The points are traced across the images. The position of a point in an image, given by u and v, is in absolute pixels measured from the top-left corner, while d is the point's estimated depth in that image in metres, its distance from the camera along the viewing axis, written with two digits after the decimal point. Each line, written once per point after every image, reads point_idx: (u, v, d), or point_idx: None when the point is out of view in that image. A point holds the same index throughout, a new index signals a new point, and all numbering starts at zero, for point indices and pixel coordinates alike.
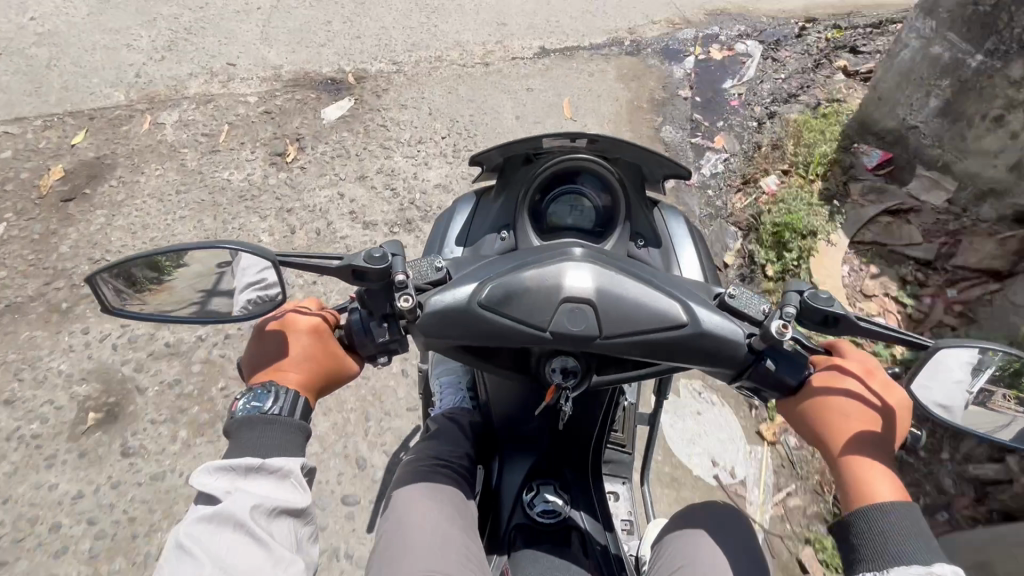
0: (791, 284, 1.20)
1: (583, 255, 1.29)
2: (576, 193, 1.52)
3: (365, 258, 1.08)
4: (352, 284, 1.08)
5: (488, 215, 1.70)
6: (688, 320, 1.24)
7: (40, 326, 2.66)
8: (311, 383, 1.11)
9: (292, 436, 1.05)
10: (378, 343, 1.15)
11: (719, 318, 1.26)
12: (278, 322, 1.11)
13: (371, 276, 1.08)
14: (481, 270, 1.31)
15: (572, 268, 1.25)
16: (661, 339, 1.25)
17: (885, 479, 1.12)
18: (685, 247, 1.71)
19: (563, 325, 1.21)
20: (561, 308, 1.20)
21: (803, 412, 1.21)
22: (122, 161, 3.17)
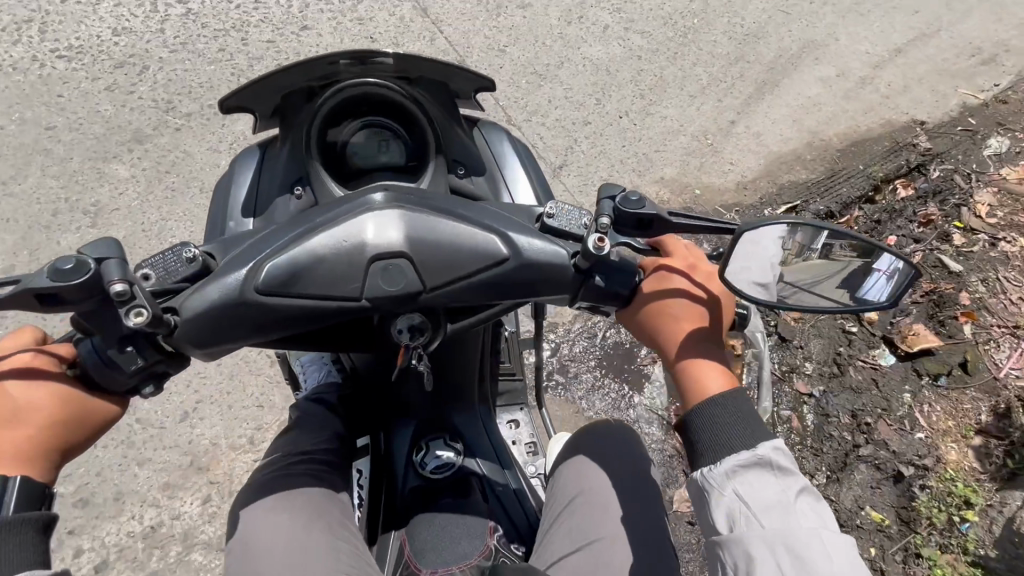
0: (604, 188, 1.07)
1: (387, 201, 1.14)
2: (371, 127, 1.35)
3: (51, 276, 0.81)
4: (46, 313, 0.82)
5: (277, 172, 1.47)
6: (508, 252, 1.11)
7: None
8: (37, 446, 0.89)
9: (4, 548, 0.81)
10: (131, 373, 0.94)
11: (539, 242, 1.13)
12: None
13: (70, 297, 0.82)
14: (261, 243, 1.09)
15: (373, 219, 1.10)
16: (486, 279, 1.12)
17: (716, 372, 1.09)
18: (510, 167, 1.64)
19: (377, 287, 1.07)
20: (372, 269, 1.06)
21: (639, 320, 1.14)
22: None
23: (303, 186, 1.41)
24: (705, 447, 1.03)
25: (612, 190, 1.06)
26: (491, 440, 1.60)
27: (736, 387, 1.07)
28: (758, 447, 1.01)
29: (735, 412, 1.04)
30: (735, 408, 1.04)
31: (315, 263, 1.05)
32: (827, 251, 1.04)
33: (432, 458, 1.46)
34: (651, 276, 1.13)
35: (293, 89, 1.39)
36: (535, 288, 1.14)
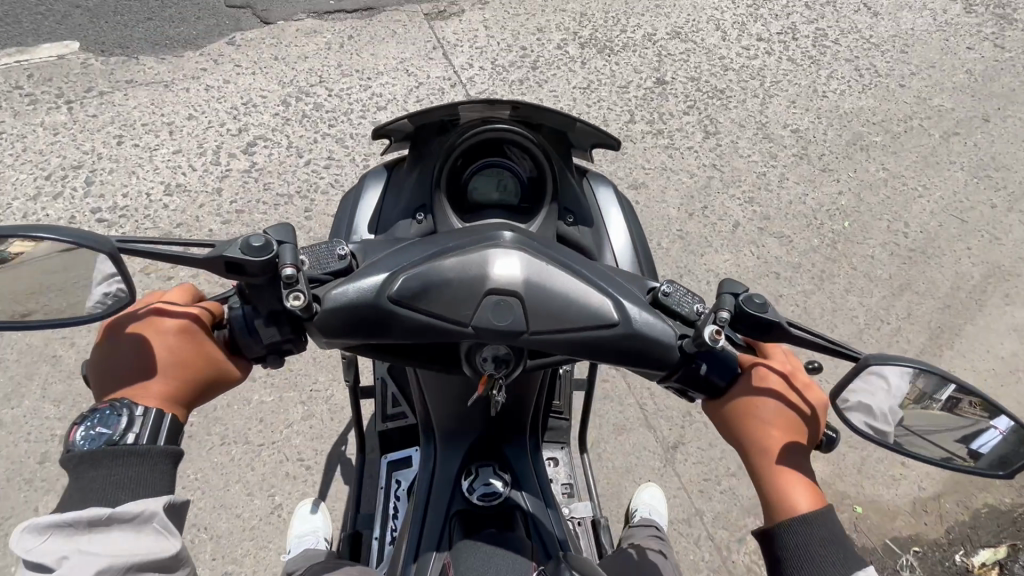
0: (726, 283, 1.11)
1: (513, 240, 1.16)
2: (497, 167, 1.41)
3: (241, 248, 0.93)
4: (226, 278, 0.94)
5: (402, 196, 1.58)
6: (619, 319, 1.13)
7: None
8: (179, 391, 0.98)
9: (153, 464, 0.90)
10: (266, 344, 1.03)
11: (649, 316, 1.16)
12: (139, 324, 0.98)
13: (250, 269, 0.93)
14: (392, 257, 1.16)
15: (500, 254, 1.12)
16: (592, 340, 1.13)
17: (802, 487, 1.09)
18: (613, 220, 1.72)
19: (487, 320, 1.08)
20: (485, 301, 1.08)
21: (728, 416, 1.16)
22: None
23: (425, 214, 1.50)
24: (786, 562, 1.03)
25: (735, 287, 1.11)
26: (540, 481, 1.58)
27: (824, 506, 1.07)
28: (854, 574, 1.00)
29: (821, 533, 1.03)
30: (821, 528, 1.03)
31: (441, 283, 1.10)
32: (951, 405, 1.03)
33: (482, 485, 1.48)
34: (749, 374, 1.16)
35: (430, 120, 1.48)
36: (633, 354, 1.15)
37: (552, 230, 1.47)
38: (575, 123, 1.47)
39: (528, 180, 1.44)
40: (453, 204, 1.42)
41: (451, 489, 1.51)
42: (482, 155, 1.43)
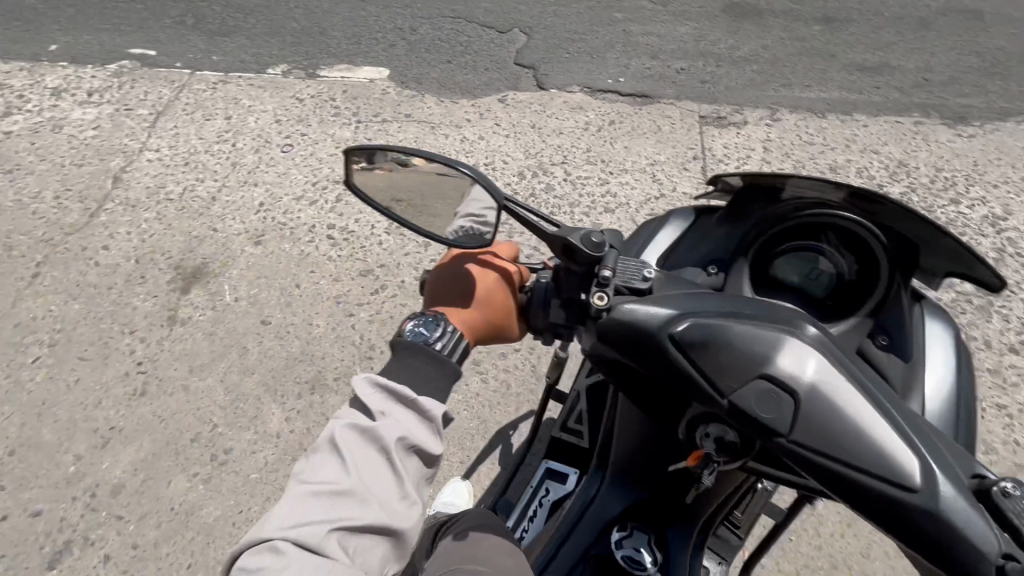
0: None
1: (816, 339, 1.04)
2: (827, 256, 1.28)
3: (583, 238, 1.07)
4: (558, 256, 1.08)
5: (697, 241, 1.49)
6: (918, 487, 0.90)
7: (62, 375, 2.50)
8: (478, 329, 1.13)
9: (445, 377, 1.06)
10: (548, 322, 1.16)
11: (965, 505, 0.89)
12: (474, 263, 1.16)
13: (579, 257, 1.07)
14: (684, 295, 1.14)
15: (794, 345, 1.02)
16: (866, 487, 0.93)
17: None
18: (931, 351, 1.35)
19: (749, 403, 0.99)
20: (754, 384, 0.99)
21: None
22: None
23: (719, 268, 1.40)
24: None
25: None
26: None
27: None
28: None
29: None
30: None
31: (723, 344, 1.03)
32: None
33: (631, 548, 1.33)
34: None
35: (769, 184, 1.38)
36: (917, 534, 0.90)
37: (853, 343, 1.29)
38: (938, 246, 1.27)
39: (850, 283, 1.29)
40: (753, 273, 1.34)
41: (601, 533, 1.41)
42: (817, 238, 1.30)
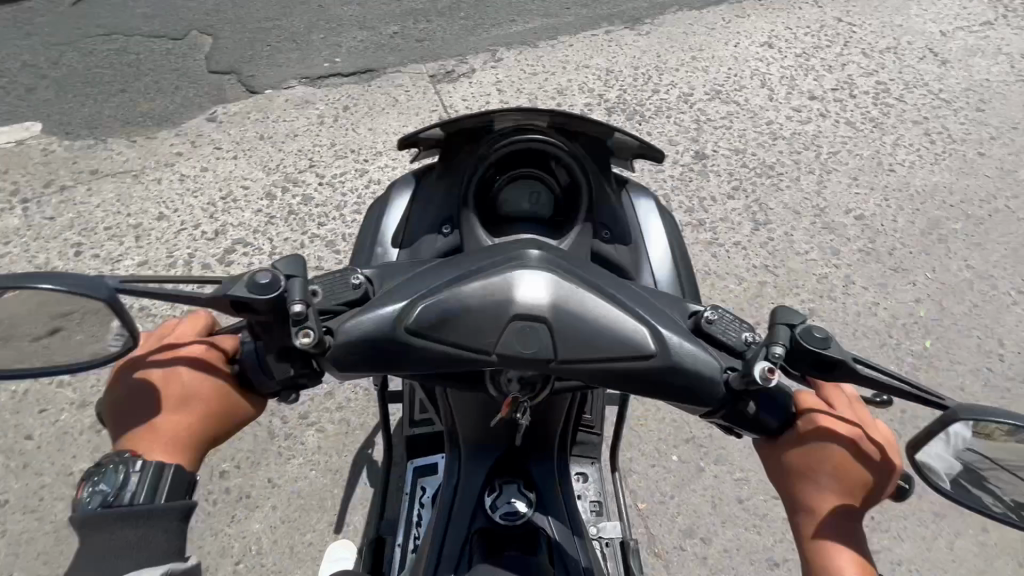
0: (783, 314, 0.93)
1: (541, 258, 0.83)
2: (534, 173, 1.13)
3: (246, 286, 0.83)
4: (231, 316, 0.85)
5: (427, 207, 1.31)
6: (656, 350, 0.82)
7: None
8: (189, 445, 0.87)
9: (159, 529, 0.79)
10: (280, 382, 0.92)
11: (691, 346, 0.86)
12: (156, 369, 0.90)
13: (257, 307, 0.83)
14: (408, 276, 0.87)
15: (524, 272, 0.80)
16: (626, 373, 0.81)
17: (851, 562, 0.88)
18: (653, 223, 1.49)
19: (509, 347, 0.77)
20: (508, 327, 0.77)
21: (781, 462, 0.94)
22: None
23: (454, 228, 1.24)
24: None
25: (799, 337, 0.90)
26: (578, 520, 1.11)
27: None
28: None
29: None
30: None
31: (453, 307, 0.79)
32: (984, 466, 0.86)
33: (506, 502, 0.99)
34: (807, 419, 0.93)
35: (459, 127, 1.21)
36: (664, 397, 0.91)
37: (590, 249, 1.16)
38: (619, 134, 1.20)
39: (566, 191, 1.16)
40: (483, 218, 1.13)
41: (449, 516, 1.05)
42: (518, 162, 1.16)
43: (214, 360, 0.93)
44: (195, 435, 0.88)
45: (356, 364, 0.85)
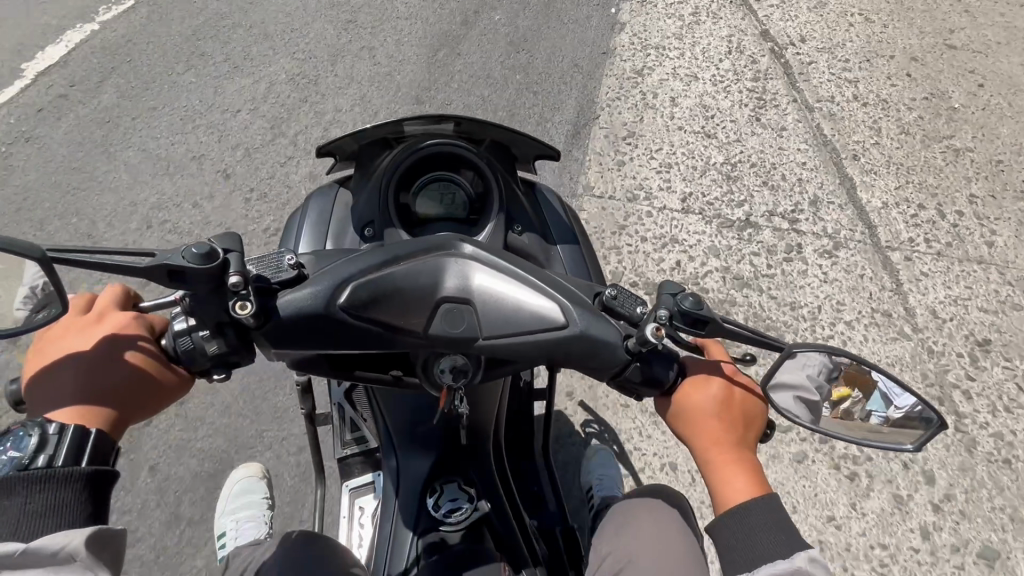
0: (445, 244, 1.32)
1: (310, 261, 1.20)
2: (362, 220, 1.64)
3: (183, 252, 0.91)
4: (170, 286, 0.91)
5: (354, 206, 1.68)
6: (336, 302, 1.11)
7: (313, 65, 3.74)
8: None
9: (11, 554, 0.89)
10: (208, 356, 1.04)
11: (381, 273, 1.19)
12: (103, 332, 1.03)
13: (191, 278, 0.92)
14: (52, 359, 1.02)
15: (193, 252, 0.91)
16: (310, 317, 1.10)
17: (741, 477, 1.16)
18: (344, 218, 1.74)
19: (179, 260, 0.90)
20: (183, 253, 0.90)
21: (675, 410, 1.23)
22: (219, 40, 3.83)
23: (371, 228, 1.63)
24: (744, 521, 1.13)
25: (461, 265, 1.29)
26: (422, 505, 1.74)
27: (765, 491, 1.15)
28: (778, 511, 1.12)
29: (768, 513, 1.12)
30: (768, 509, 1.12)
31: (84, 355, 1.01)
32: None
33: (449, 501, 1.70)
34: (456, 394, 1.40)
35: (374, 136, 1.61)
36: (337, 342, 1.14)
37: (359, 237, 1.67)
38: (412, 141, 1.59)
39: (381, 217, 1.60)
40: (399, 221, 1.58)
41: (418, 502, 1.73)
42: (369, 205, 1.63)
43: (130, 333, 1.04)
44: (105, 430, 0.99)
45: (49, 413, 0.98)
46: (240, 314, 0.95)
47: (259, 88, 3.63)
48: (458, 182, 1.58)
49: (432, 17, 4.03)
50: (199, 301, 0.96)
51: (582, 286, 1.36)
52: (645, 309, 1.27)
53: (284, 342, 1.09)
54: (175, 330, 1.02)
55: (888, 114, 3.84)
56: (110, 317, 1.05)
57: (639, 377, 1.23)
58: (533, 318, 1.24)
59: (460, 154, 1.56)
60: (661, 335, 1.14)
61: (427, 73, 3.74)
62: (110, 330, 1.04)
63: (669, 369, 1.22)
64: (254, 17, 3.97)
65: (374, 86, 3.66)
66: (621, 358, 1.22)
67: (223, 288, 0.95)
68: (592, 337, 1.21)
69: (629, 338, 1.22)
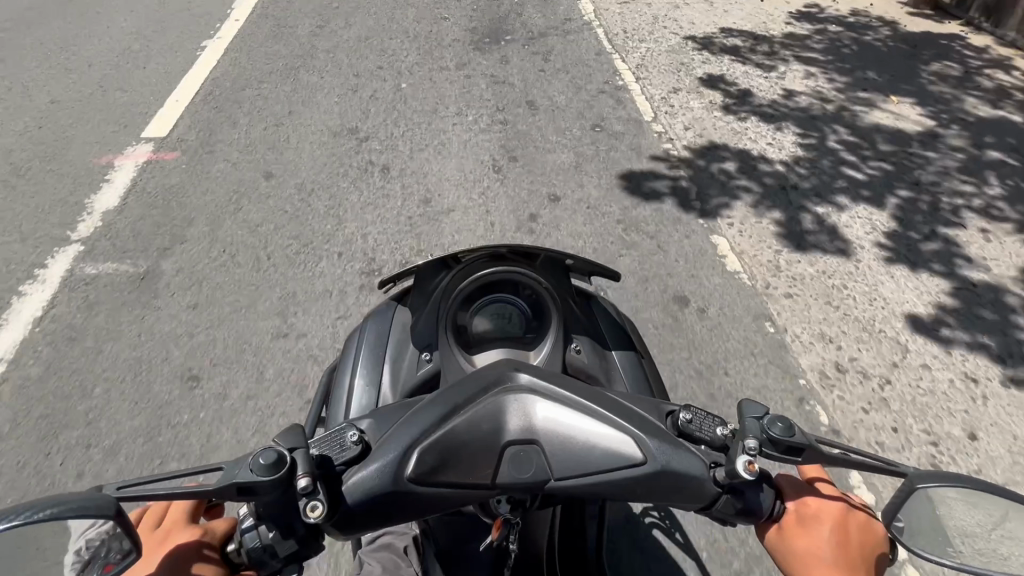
0: (502, 380, 1.27)
1: (373, 425, 1.16)
2: (423, 345, 1.59)
3: (251, 465, 0.87)
4: (239, 501, 0.87)
5: (411, 330, 1.64)
6: (400, 473, 1.06)
7: (354, 167, 4.15)
8: None
9: None
10: (282, 558, 0.97)
11: (444, 429, 1.14)
12: (178, 559, 0.92)
13: (260, 489, 0.87)
14: None
15: (264, 462, 0.88)
16: (378, 492, 1.04)
17: None
18: (403, 338, 1.66)
19: (249, 473, 0.87)
20: (255, 466, 0.87)
21: (785, 547, 1.09)
22: (274, 147, 4.30)
23: (431, 354, 1.57)
24: None
25: (522, 404, 1.23)
26: None
27: None
28: None
29: None
30: None
31: None
32: None
33: None
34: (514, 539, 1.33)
35: (429, 262, 1.63)
36: (405, 514, 1.08)
37: (419, 363, 1.59)
38: (467, 263, 1.59)
39: (441, 341, 1.55)
40: (459, 345, 1.53)
41: None
42: (428, 329, 1.58)
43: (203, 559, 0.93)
44: None
45: None
46: (311, 516, 0.90)
47: (305, 186, 3.98)
48: (515, 302, 1.57)
49: (466, 121, 4.59)
50: (272, 508, 0.91)
51: (648, 406, 1.29)
52: (726, 430, 1.18)
53: (352, 525, 1.03)
54: (246, 542, 0.94)
55: (921, 183, 4.12)
56: (174, 540, 0.94)
57: (731, 509, 1.12)
58: (605, 456, 1.17)
59: (517, 275, 1.55)
60: (754, 469, 1.04)
61: (459, 166, 4.16)
62: (185, 553, 0.93)
63: (763, 496, 1.11)
64: (311, 127, 4.51)
65: (467, 186, 3.98)
66: (709, 492, 1.12)
67: (293, 492, 0.91)
68: (675, 473, 1.12)
69: (716, 468, 1.13)
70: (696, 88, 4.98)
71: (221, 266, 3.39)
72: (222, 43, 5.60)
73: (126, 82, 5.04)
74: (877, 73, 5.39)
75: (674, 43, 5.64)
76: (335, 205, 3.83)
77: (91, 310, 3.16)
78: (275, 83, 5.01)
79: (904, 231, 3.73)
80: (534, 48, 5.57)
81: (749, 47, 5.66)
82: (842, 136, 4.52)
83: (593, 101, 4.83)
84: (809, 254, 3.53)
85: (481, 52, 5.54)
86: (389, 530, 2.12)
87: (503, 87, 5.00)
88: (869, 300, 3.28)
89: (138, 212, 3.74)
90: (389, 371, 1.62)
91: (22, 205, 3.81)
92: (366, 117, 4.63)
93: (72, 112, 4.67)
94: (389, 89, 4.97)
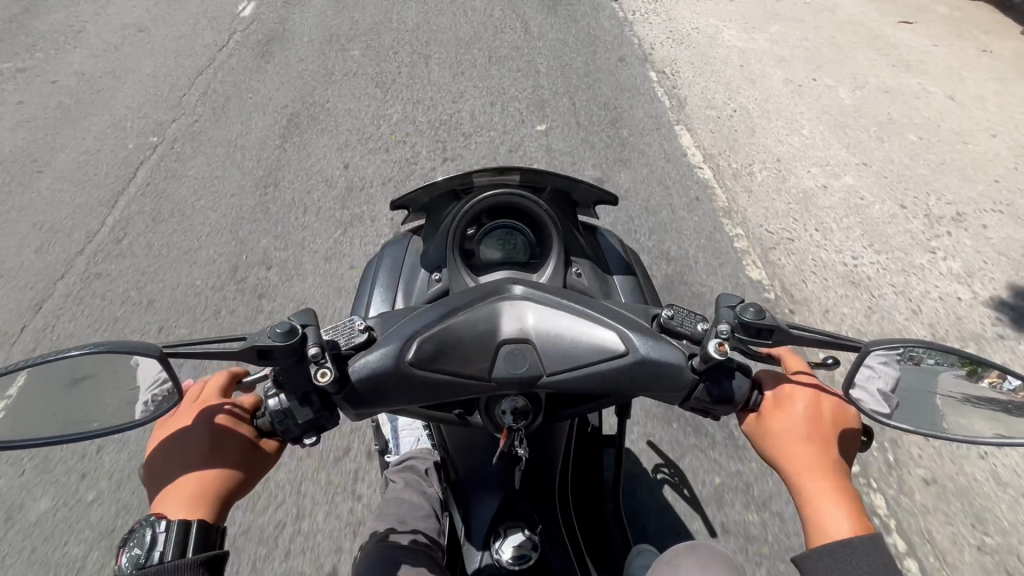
0: (500, 287, 1.36)
1: (380, 323, 1.31)
2: (434, 265, 1.72)
3: (269, 334, 1.03)
4: (261, 364, 1.02)
5: (423, 253, 1.77)
6: (401, 358, 1.20)
7: (371, 127, 4.45)
8: None
9: None
10: (301, 424, 1.11)
11: (443, 325, 1.27)
12: (214, 418, 1.09)
13: (278, 353, 1.02)
14: (166, 444, 1.06)
15: (281, 332, 1.03)
16: (382, 373, 1.18)
17: (840, 506, 1.04)
18: (417, 262, 1.81)
19: (267, 339, 1.02)
20: (272, 333, 1.02)
21: (760, 427, 1.16)
22: (297, 110, 4.62)
23: (441, 273, 1.70)
24: (851, 560, 0.99)
25: (516, 307, 1.32)
26: (487, 532, 1.88)
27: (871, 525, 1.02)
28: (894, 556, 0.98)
29: (875, 551, 0.98)
30: (874, 547, 0.99)
31: (197, 439, 1.06)
32: None
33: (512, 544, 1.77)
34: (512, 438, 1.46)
35: (440, 190, 1.75)
36: (407, 396, 1.22)
37: (431, 282, 1.73)
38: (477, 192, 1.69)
39: (450, 262, 1.67)
40: (465, 266, 1.65)
41: (487, 532, 1.88)
42: (439, 250, 1.70)
43: (234, 421, 1.10)
44: (220, 511, 1.02)
45: (172, 497, 1.00)
46: (321, 382, 1.05)
47: (325, 146, 4.29)
48: (519, 229, 1.66)
49: (475, 88, 4.87)
50: (289, 374, 1.06)
51: (636, 311, 1.36)
52: (706, 326, 1.25)
53: (361, 400, 1.19)
54: (269, 407, 1.10)
55: (912, 159, 4.34)
56: (210, 403, 1.11)
57: (709, 396, 1.19)
58: (591, 351, 1.26)
59: (521, 203, 1.64)
60: (724, 350, 1.10)
61: (468, 128, 4.44)
62: (218, 415, 1.09)
63: (739, 383, 1.18)
64: (329, 91, 4.82)
65: (499, 153, 4.20)
66: (687, 380, 1.20)
67: (305, 359, 1.06)
68: (654, 362, 1.21)
69: (693, 358, 1.20)
70: (701, 62, 5.19)
71: (266, 222, 3.72)
72: (278, 11, 5.95)
73: (155, 48, 5.42)
74: (908, 62, 5.49)
75: (710, 22, 5.81)
76: (354, 162, 4.14)
77: (155, 255, 3.56)
78: (324, 51, 5.33)
79: (903, 210, 3.91)
80: (571, 24, 5.77)
81: (764, 25, 5.85)
82: (864, 122, 4.68)
83: (596, 72, 5.06)
84: (811, 227, 3.74)
85: (524, 24, 5.76)
86: (416, 454, 2.27)
87: (526, 57, 5.26)
88: (867, 273, 3.47)
89: (196, 168, 4.14)
90: (400, 291, 1.77)
91: (84, 160, 4.25)
92: (381, 83, 4.94)
93: (115, 75, 5.08)
94: (403, 57, 5.27)
